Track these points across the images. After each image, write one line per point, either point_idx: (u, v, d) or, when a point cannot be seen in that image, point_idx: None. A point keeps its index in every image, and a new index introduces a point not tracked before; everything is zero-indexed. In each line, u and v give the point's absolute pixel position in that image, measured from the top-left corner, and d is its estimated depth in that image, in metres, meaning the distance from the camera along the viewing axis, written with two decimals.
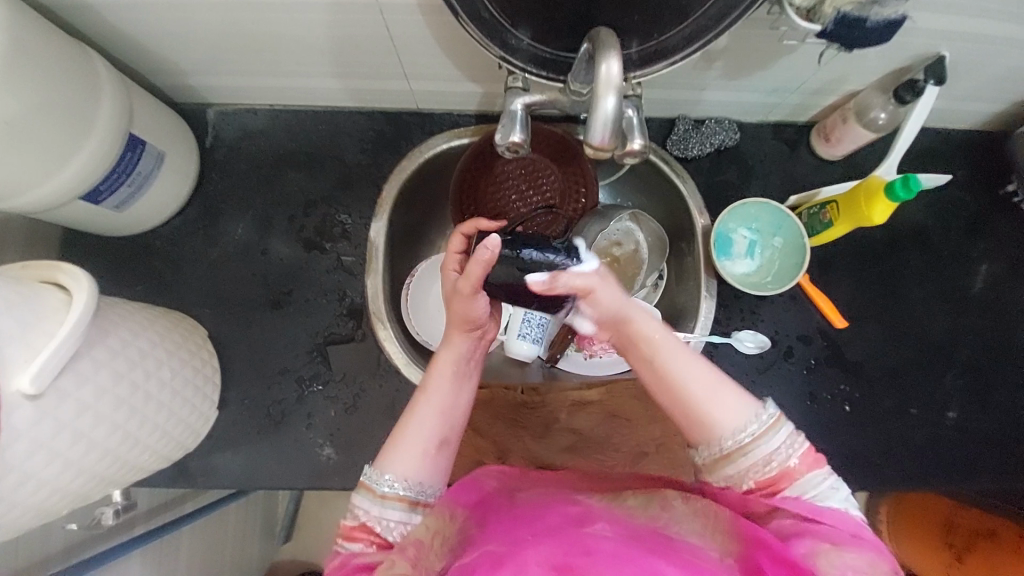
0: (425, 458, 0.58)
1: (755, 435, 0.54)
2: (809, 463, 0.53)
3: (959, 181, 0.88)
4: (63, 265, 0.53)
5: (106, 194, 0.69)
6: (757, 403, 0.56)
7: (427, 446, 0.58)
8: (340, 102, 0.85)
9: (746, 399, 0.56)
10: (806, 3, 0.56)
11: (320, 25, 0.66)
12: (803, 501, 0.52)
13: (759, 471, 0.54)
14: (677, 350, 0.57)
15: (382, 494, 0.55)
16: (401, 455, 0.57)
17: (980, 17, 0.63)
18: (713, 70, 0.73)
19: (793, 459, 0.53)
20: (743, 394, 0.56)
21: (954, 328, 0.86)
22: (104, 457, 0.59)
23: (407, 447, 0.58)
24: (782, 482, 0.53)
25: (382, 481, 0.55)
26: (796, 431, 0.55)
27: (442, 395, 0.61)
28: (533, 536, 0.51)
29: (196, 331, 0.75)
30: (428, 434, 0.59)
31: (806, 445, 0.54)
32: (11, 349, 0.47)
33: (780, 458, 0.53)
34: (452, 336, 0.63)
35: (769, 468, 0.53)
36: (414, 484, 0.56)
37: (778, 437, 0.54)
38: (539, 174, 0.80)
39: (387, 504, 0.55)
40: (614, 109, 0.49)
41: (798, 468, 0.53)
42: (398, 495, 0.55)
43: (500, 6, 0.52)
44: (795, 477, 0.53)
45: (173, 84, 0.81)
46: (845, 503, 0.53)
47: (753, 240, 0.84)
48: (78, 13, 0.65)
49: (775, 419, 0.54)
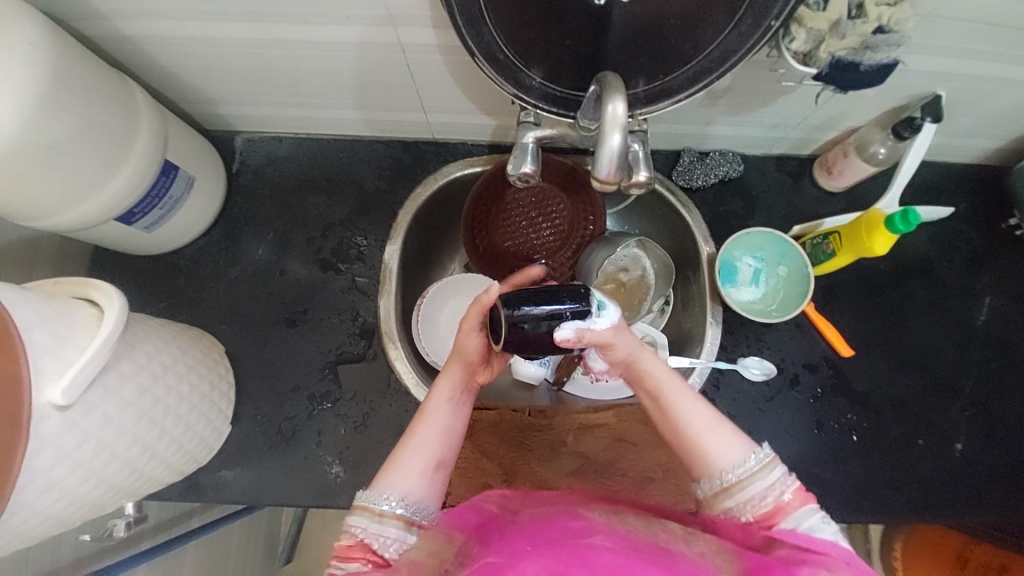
0: (421, 477, 0.58)
1: (754, 469, 0.54)
2: (803, 496, 0.53)
3: (962, 213, 0.89)
4: (97, 281, 0.57)
5: (138, 215, 0.72)
6: (753, 443, 0.56)
7: (424, 465, 0.59)
8: (359, 132, 0.90)
9: (742, 437, 0.56)
10: (802, 48, 0.59)
11: (347, 62, 0.71)
12: (798, 533, 0.51)
13: (757, 503, 0.53)
14: (679, 389, 0.57)
15: (381, 511, 0.56)
16: (399, 477, 0.58)
17: (972, 60, 0.66)
18: (718, 107, 0.77)
19: (787, 493, 0.53)
20: (739, 433, 0.57)
21: (962, 358, 0.86)
22: (123, 468, 0.60)
23: (405, 467, 0.58)
24: (776, 515, 0.53)
25: (381, 500, 0.56)
26: (785, 470, 0.55)
27: (439, 420, 0.61)
28: (532, 548, 0.51)
29: (214, 347, 0.77)
30: (426, 456, 0.59)
31: (796, 483, 0.54)
32: (44, 361, 0.49)
33: (774, 494, 0.53)
34: (450, 364, 0.63)
35: (766, 501, 0.53)
36: (411, 503, 0.57)
37: (773, 472, 0.54)
38: (548, 203, 0.84)
39: (385, 521, 0.56)
40: (619, 146, 0.51)
41: (792, 502, 0.53)
42: (396, 513, 0.56)
43: (515, 49, 0.56)
44: (788, 510, 0.53)
45: (205, 113, 0.86)
46: (836, 536, 0.52)
47: (758, 268, 0.85)
48: (128, 52, 0.70)
49: (770, 458, 0.54)
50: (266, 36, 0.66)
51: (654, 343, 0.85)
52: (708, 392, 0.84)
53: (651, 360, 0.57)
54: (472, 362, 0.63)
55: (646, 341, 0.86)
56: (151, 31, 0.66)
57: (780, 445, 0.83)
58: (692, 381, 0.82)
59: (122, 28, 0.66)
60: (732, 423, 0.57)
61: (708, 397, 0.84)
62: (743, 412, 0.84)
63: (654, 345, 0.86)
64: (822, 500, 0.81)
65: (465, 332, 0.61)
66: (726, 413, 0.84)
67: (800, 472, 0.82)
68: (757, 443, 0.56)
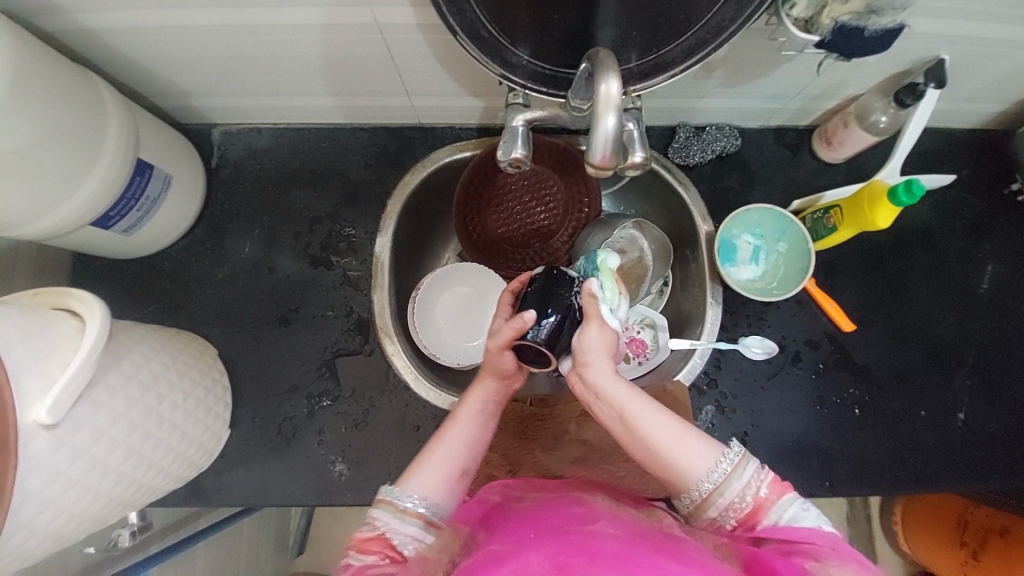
0: (446, 482, 0.59)
1: (727, 473, 0.54)
2: (779, 489, 0.54)
3: (965, 180, 0.88)
4: (76, 291, 0.54)
5: (115, 219, 0.69)
6: (721, 445, 0.56)
7: (450, 471, 0.60)
8: (342, 119, 0.86)
9: (710, 441, 0.56)
10: (803, 14, 0.56)
11: (322, 45, 0.67)
12: (782, 527, 0.52)
13: (738, 506, 0.53)
14: (639, 404, 0.55)
15: (402, 509, 0.56)
16: (423, 477, 0.59)
17: (979, 20, 0.63)
18: (713, 79, 0.73)
19: (763, 488, 0.53)
20: (706, 437, 0.56)
21: (964, 328, 0.85)
22: (119, 482, 0.59)
23: (432, 470, 0.59)
24: (758, 512, 0.53)
25: (404, 497, 0.57)
26: (759, 463, 0.55)
27: (468, 431, 0.62)
28: (535, 535, 0.50)
29: (206, 351, 0.75)
30: (453, 462, 0.60)
31: (771, 475, 0.54)
32: (25, 381, 0.48)
33: (751, 492, 0.53)
34: (483, 379, 0.63)
35: (745, 501, 0.53)
36: (434, 505, 0.57)
37: (746, 471, 0.54)
38: (541, 186, 0.82)
39: (406, 519, 0.56)
40: (614, 127, 0.49)
41: (770, 497, 0.53)
42: (418, 513, 0.56)
43: (500, 26, 0.53)
44: (768, 505, 0.53)
45: (179, 106, 0.82)
46: (820, 522, 0.52)
47: (757, 245, 0.84)
48: (90, 44, 0.66)
49: (741, 456, 0.54)
50: (233, 21, 0.62)
51: (654, 324, 0.86)
52: (709, 372, 0.84)
53: (610, 378, 0.56)
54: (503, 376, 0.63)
55: (645, 323, 0.86)
56: (111, 20, 0.62)
57: (783, 422, 0.83)
58: (693, 363, 0.82)
59: (80, 19, 0.62)
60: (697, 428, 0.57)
61: (709, 376, 0.84)
62: (745, 391, 0.83)
63: (654, 326, 0.86)
64: (826, 474, 0.82)
65: (496, 351, 0.61)
66: (728, 393, 0.83)
67: (804, 448, 0.82)
68: (727, 443, 0.56)
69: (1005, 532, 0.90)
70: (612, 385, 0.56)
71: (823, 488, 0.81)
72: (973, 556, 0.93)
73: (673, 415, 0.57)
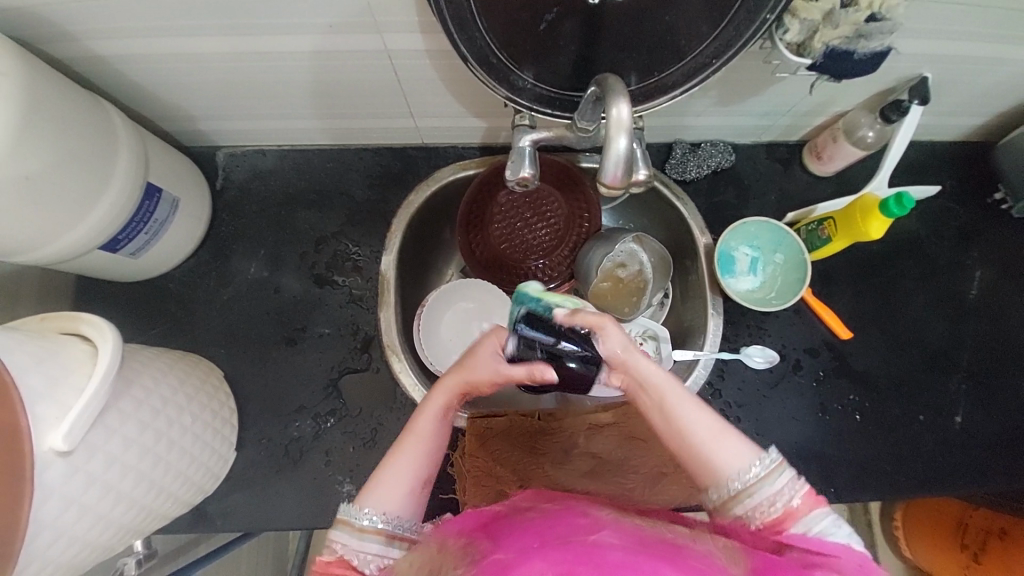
0: (406, 496, 0.58)
1: (762, 475, 0.54)
2: (813, 501, 0.54)
3: (949, 190, 0.91)
4: (86, 316, 0.54)
5: (123, 242, 0.70)
6: (758, 449, 0.56)
7: (410, 484, 0.58)
8: (346, 141, 0.87)
9: (747, 443, 0.56)
10: (797, 38, 0.59)
11: (328, 71, 0.69)
12: (810, 538, 0.51)
13: (766, 510, 0.53)
14: (682, 394, 0.57)
15: (361, 527, 0.55)
16: (382, 491, 0.57)
17: (956, 41, 0.67)
18: (708, 98, 0.76)
19: (796, 498, 0.54)
20: (743, 438, 0.57)
21: (956, 333, 0.88)
22: (129, 508, 0.59)
23: (389, 484, 0.58)
24: (787, 519, 0.53)
25: (361, 515, 0.56)
26: (796, 473, 0.55)
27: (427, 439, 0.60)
28: (539, 545, 0.49)
29: (213, 372, 0.75)
30: (412, 473, 0.59)
31: (807, 486, 0.54)
32: (41, 407, 0.48)
33: (783, 500, 0.53)
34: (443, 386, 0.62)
35: (775, 507, 0.53)
36: (393, 519, 0.56)
37: (781, 478, 0.54)
38: (543, 203, 0.83)
39: (365, 537, 0.55)
40: (625, 149, 0.51)
41: (801, 507, 0.53)
42: (377, 529, 0.55)
43: (508, 52, 0.55)
44: (797, 515, 0.53)
45: (184, 130, 0.83)
46: (849, 540, 0.52)
47: (755, 257, 0.86)
48: (100, 71, 0.67)
49: (778, 462, 0.54)
50: (243, 49, 0.64)
51: (656, 336, 0.85)
52: (713, 382, 0.85)
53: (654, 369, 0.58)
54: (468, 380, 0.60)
55: (647, 335, 0.86)
56: (123, 48, 0.63)
57: (786, 430, 0.84)
58: (698, 374, 0.83)
59: (91, 47, 0.63)
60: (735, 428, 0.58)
61: (714, 387, 0.85)
62: (749, 400, 0.85)
63: (656, 338, 0.85)
64: (830, 481, 0.83)
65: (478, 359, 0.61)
66: (732, 403, 0.85)
67: (808, 455, 0.84)
68: (764, 448, 0.56)
69: (1005, 533, 0.92)
70: (653, 374, 0.58)
71: (829, 494, 0.83)
72: (974, 558, 0.96)
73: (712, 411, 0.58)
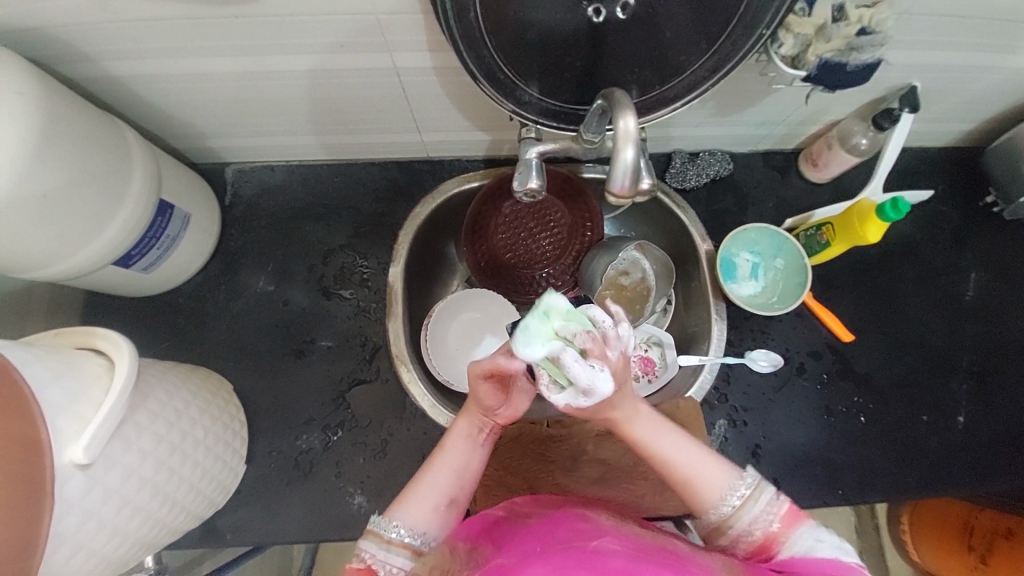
0: (434, 511, 0.59)
1: (740, 502, 0.56)
2: (792, 521, 0.55)
3: (942, 195, 0.94)
4: (102, 330, 0.55)
5: (137, 257, 0.71)
6: (738, 470, 0.59)
7: (438, 500, 0.60)
8: (353, 155, 0.89)
9: (728, 466, 0.58)
10: (792, 51, 0.61)
11: (338, 88, 0.71)
12: (795, 559, 0.53)
13: (749, 537, 0.55)
14: (665, 432, 0.58)
15: (389, 539, 0.56)
16: (411, 505, 0.59)
17: (942, 51, 0.70)
18: (706, 109, 0.79)
19: (776, 521, 0.55)
20: (722, 461, 0.59)
21: (955, 333, 0.89)
22: (144, 522, 0.59)
23: (419, 497, 0.59)
24: (771, 543, 0.55)
25: (390, 527, 0.57)
26: (776, 492, 0.57)
27: (456, 457, 0.62)
28: (541, 549, 0.50)
29: (223, 386, 0.75)
30: (441, 489, 0.60)
31: (787, 504, 0.56)
32: (62, 419, 0.48)
33: (763, 524, 0.55)
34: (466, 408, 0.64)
35: (757, 533, 0.55)
36: (419, 533, 0.57)
37: (759, 501, 0.56)
38: (546, 213, 0.84)
39: (393, 549, 0.56)
40: (632, 160, 0.52)
41: (781, 530, 0.54)
42: (403, 542, 0.56)
43: (515, 68, 0.57)
44: (781, 539, 0.54)
45: (194, 147, 0.84)
46: (835, 553, 0.53)
47: (756, 263, 0.87)
48: (114, 91, 0.69)
49: (755, 484, 0.56)
50: (256, 68, 0.66)
51: (660, 343, 0.88)
52: (719, 387, 0.86)
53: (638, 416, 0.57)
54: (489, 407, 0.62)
55: (651, 341, 0.88)
56: (139, 69, 0.65)
57: (792, 433, 0.85)
58: (704, 378, 0.84)
59: (109, 68, 0.65)
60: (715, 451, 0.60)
61: (720, 391, 0.86)
62: (755, 404, 0.85)
63: (660, 344, 0.88)
64: (838, 484, 0.84)
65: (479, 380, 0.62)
66: (738, 407, 0.85)
67: (814, 458, 0.84)
68: (743, 468, 0.59)
69: (1010, 534, 0.90)
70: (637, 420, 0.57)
71: (838, 497, 0.83)
72: (982, 560, 0.94)
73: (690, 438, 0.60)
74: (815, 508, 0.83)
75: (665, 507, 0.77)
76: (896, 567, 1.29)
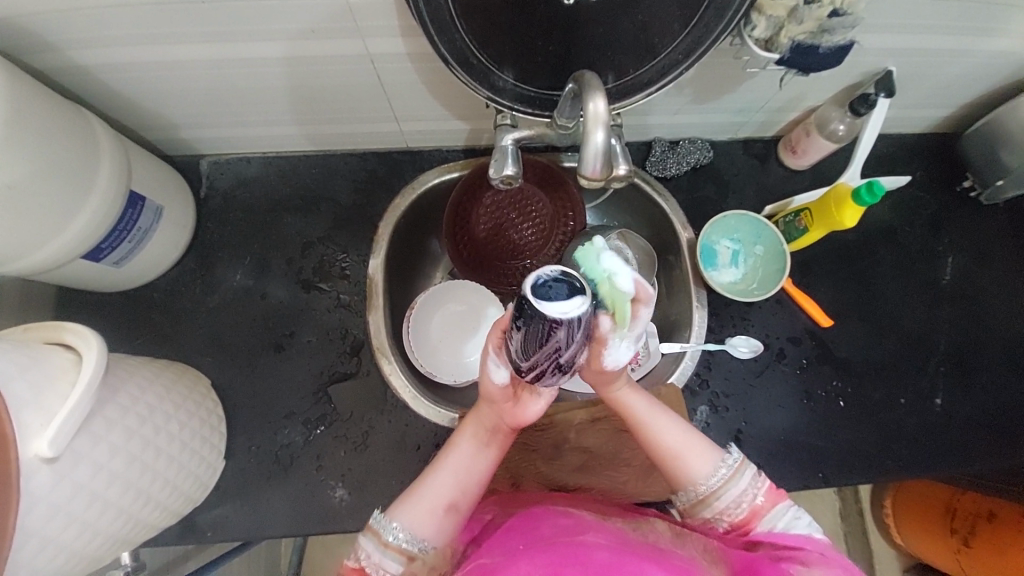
0: (432, 516, 0.59)
1: (726, 477, 0.59)
2: (774, 497, 0.59)
3: (918, 181, 0.95)
4: (69, 324, 0.54)
5: (107, 250, 0.69)
6: (723, 450, 0.62)
7: (437, 505, 0.59)
8: (331, 146, 0.88)
9: (713, 446, 0.62)
10: (763, 35, 0.62)
11: (312, 76, 0.70)
12: (775, 533, 0.56)
13: (733, 512, 0.58)
14: (660, 414, 0.63)
15: (386, 542, 0.57)
16: (410, 508, 0.59)
17: (913, 35, 0.70)
18: (684, 96, 0.79)
19: (759, 497, 0.58)
20: (710, 442, 0.62)
21: (932, 316, 0.91)
22: (116, 517, 0.58)
23: (419, 500, 0.59)
24: (753, 518, 0.58)
25: (388, 529, 0.57)
26: (757, 471, 0.60)
27: (460, 459, 0.62)
28: (525, 547, 0.50)
29: (200, 381, 0.74)
30: (442, 493, 0.60)
31: (767, 481, 0.60)
32: (26, 414, 0.47)
33: (747, 500, 0.58)
34: (479, 404, 0.63)
35: (742, 508, 0.58)
36: (417, 540, 0.57)
37: (744, 478, 0.59)
38: (527, 204, 0.84)
39: (388, 553, 0.56)
40: (603, 143, 0.52)
41: (764, 505, 0.58)
42: (400, 546, 0.56)
43: (488, 52, 0.56)
44: (762, 514, 0.58)
45: (167, 139, 0.83)
46: (809, 529, 0.57)
47: (736, 250, 0.88)
48: (80, 81, 0.67)
49: (740, 463, 0.60)
50: (226, 56, 0.64)
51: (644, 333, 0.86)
52: (700, 374, 0.86)
53: (637, 393, 0.63)
54: (496, 403, 0.61)
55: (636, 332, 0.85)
56: (105, 58, 0.63)
57: (773, 419, 0.86)
58: (685, 366, 0.85)
59: (71, 56, 0.63)
60: (702, 433, 0.63)
61: (700, 378, 0.86)
62: (735, 390, 0.86)
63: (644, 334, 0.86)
64: (817, 468, 0.85)
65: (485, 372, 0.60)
66: (719, 393, 0.86)
67: (794, 443, 0.85)
68: (728, 449, 0.62)
69: (992, 516, 0.93)
70: (636, 399, 0.63)
71: (817, 480, 0.84)
72: (964, 541, 0.97)
73: (684, 421, 0.64)
74: (795, 492, 0.84)
75: (645, 494, 0.78)
76: (879, 551, 1.31)
